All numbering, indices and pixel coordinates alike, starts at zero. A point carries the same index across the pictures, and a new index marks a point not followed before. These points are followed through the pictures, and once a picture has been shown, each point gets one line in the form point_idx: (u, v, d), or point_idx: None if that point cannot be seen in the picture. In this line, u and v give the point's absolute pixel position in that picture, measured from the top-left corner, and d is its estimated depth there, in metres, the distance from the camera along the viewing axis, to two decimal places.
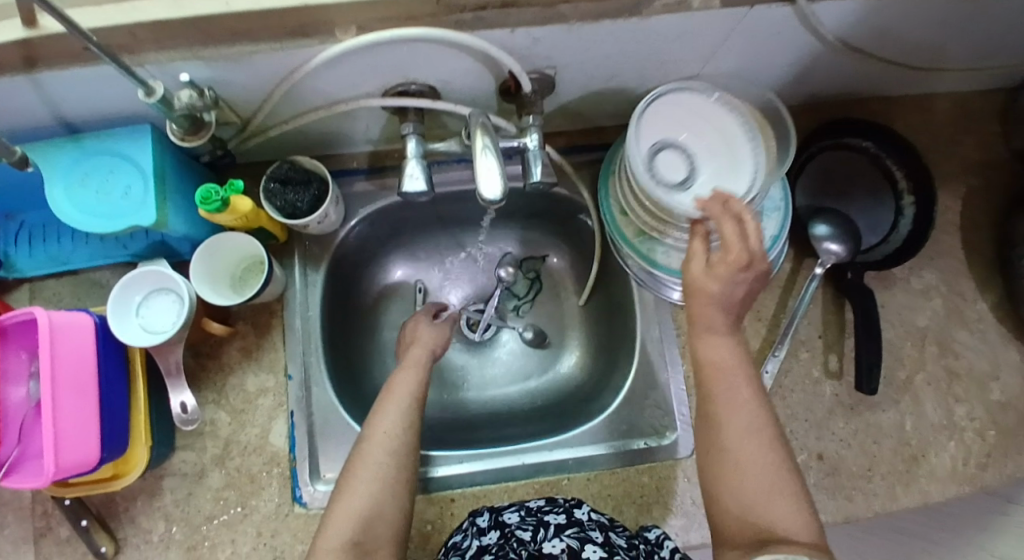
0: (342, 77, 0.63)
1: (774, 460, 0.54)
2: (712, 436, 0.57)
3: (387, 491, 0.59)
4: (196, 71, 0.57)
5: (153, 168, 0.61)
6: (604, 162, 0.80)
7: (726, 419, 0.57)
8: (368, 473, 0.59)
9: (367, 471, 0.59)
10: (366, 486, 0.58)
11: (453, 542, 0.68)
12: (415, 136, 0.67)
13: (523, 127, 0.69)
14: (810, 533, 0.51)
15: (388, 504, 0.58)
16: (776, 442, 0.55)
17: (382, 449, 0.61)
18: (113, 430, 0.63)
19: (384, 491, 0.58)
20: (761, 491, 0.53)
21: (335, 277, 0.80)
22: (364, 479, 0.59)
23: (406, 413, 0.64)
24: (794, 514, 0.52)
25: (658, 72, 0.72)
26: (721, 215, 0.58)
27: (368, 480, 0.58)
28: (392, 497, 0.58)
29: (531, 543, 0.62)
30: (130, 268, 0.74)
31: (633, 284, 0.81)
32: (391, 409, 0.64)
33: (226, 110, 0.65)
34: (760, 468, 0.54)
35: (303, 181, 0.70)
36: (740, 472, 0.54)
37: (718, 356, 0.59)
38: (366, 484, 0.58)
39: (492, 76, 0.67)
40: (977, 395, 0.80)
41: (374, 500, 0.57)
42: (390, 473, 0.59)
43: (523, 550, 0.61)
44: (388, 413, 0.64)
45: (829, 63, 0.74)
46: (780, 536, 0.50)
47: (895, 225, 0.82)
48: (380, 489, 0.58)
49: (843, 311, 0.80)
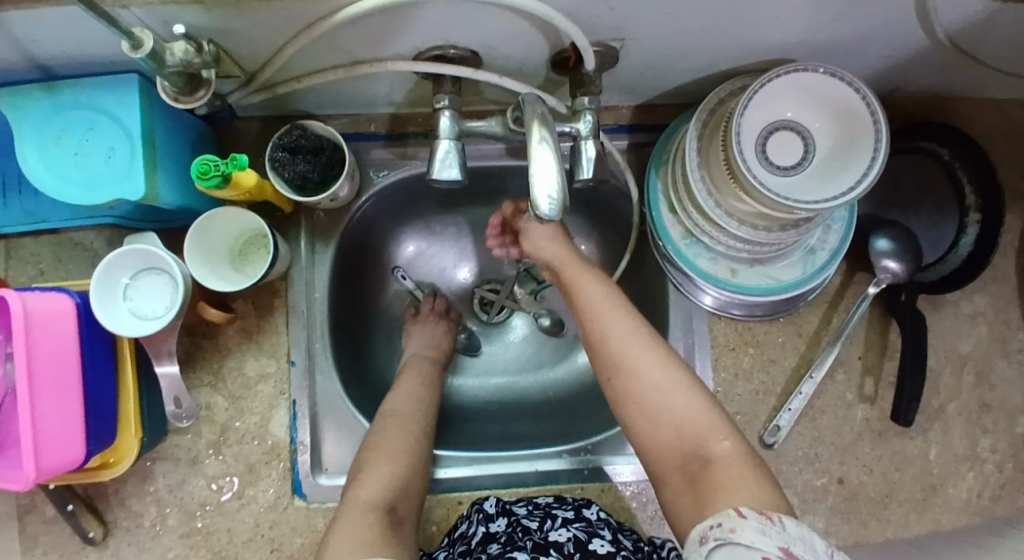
0: (370, 36, 0.52)
1: (678, 395, 0.53)
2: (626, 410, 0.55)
3: (411, 462, 0.58)
4: (193, 19, 0.46)
5: (141, 131, 0.51)
6: (655, 149, 0.72)
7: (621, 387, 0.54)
8: (394, 445, 0.59)
9: (393, 445, 0.59)
10: (395, 456, 0.58)
11: (459, 532, 0.66)
12: (450, 111, 0.57)
13: (575, 109, 0.59)
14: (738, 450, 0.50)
15: (415, 473, 0.58)
16: (675, 380, 0.53)
17: (404, 426, 0.62)
18: (102, 422, 0.57)
19: (410, 462, 0.58)
20: (676, 413, 0.52)
21: (346, 254, 0.73)
22: (393, 449, 0.59)
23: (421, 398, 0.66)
24: (716, 436, 0.51)
25: (734, 55, 0.62)
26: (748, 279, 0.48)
27: (394, 450, 0.58)
28: (415, 470, 0.58)
29: (537, 532, 0.60)
30: (118, 231, 0.66)
31: (670, 285, 0.75)
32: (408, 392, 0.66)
33: (227, 63, 0.54)
34: (665, 393, 0.52)
35: (314, 150, 0.61)
36: (647, 403, 0.53)
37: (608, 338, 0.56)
38: (393, 453, 0.58)
39: (549, 45, 0.56)
40: (1005, 427, 0.77)
41: (404, 469, 0.57)
42: (415, 448, 0.60)
43: (529, 539, 0.59)
44: (405, 395, 0.66)
45: (928, 60, 0.65)
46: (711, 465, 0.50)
47: (956, 242, 0.75)
48: (407, 461, 0.58)
49: (887, 333, 0.75)
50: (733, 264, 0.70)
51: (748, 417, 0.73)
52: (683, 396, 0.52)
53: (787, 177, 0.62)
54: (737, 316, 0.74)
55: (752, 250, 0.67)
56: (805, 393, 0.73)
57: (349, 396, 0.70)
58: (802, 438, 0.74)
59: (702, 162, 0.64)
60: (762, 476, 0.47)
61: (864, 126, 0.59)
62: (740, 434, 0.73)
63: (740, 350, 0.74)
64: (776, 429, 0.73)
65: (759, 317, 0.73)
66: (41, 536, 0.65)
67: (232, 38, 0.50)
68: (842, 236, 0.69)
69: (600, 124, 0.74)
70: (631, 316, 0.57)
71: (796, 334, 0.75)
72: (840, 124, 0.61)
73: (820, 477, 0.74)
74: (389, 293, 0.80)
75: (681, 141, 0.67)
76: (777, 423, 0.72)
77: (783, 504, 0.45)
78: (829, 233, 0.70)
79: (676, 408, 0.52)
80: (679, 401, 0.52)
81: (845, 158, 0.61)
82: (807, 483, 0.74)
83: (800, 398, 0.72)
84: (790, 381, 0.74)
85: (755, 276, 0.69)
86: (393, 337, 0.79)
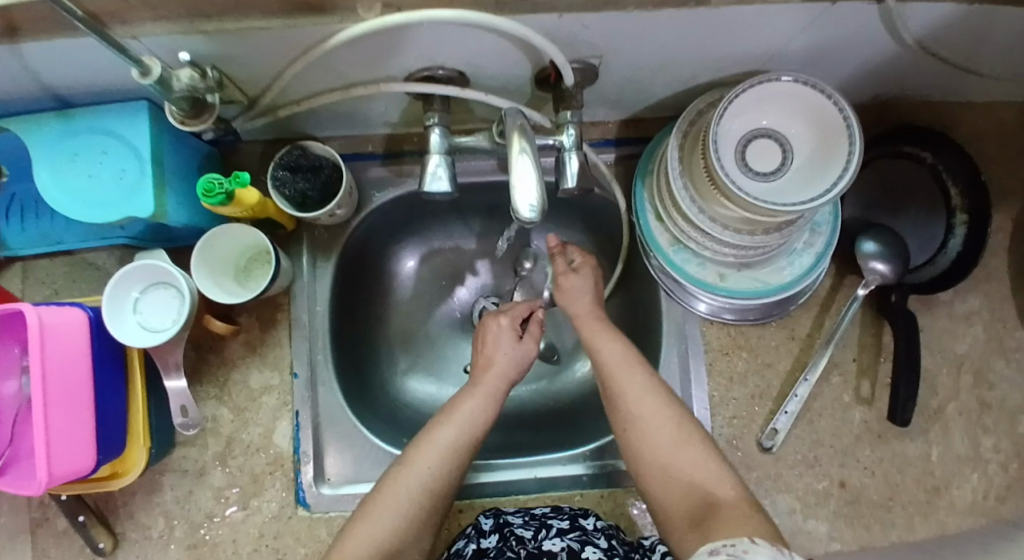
0: (362, 59, 0.56)
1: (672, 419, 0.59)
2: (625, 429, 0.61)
3: (412, 527, 0.54)
4: (197, 47, 0.50)
5: (150, 153, 0.55)
6: (641, 159, 0.74)
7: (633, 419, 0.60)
8: (393, 506, 0.54)
9: (393, 507, 0.54)
10: (392, 522, 0.54)
11: (456, 548, 0.65)
12: (440, 128, 0.61)
13: (559, 122, 0.62)
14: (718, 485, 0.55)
15: (411, 543, 0.54)
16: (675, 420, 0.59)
17: (417, 480, 0.55)
18: (110, 431, 0.59)
19: (409, 529, 0.54)
20: (688, 468, 0.57)
21: (347, 270, 0.75)
22: (390, 514, 0.54)
23: (453, 448, 0.58)
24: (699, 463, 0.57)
25: (711, 67, 0.65)
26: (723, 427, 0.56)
27: (393, 517, 0.54)
28: (415, 538, 0.55)
29: (531, 542, 0.63)
30: (129, 251, 0.69)
31: (661, 293, 0.77)
32: (448, 433, 0.58)
33: (231, 89, 0.58)
34: (675, 446, 0.58)
35: (313, 168, 0.65)
36: (660, 457, 0.58)
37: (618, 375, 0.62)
38: (390, 520, 0.54)
39: (531, 64, 0.60)
40: (1006, 427, 0.76)
41: (396, 537, 0.53)
42: (421, 513, 0.55)
43: (522, 548, 0.62)
44: (444, 434, 0.58)
45: (904, 64, 0.67)
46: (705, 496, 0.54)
47: (944, 244, 0.76)
48: (405, 527, 0.54)
49: (882, 334, 0.76)
50: (722, 269, 0.72)
51: (744, 420, 0.74)
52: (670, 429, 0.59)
53: (767, 182, 0.65)
54: (728, 321, 0.75)
55: (738, 254, 0.69)
56: (801, 396, 0.73)
57: (351, 407, 0.72)
58: (800, 441, 0.74)
59: (685, 170, 0.66)
60: (760, 516, 0.51)
61: (838, 129, 0.61)
62: (738, 437, 0.74)
63: (734, 353, 0.75)
64: (773, 432, 0.73)
65: (751, 321, 0.75)
66: (51, 550, 0.66)
67: (233, 63, 0.54)
68: (829, 238, 0.71)
69: (588, 138, 0.77)
70: (647, 376, 0.62)
71: (790, 337, 0.76)
72: (816, 129, 0.63)
73: (821, 481, 0.74)
74: (387, 307, 0.82)
75: (664, 152, 0.69)
76: (773, 426, 0.73)
77: (773, 533, 0.48)
78: (814, 236, 0.71)
79: (687, 462, 0.57)
80: (689, 455, 0.57)
81: (823, 160, 0.63)
82: (807, 486, 0.74)
83: (795, 401, 0.73)
84: (785, 386, 0.74)
85: (744, 280, 0.71)
86: (395, 350, 0.81)
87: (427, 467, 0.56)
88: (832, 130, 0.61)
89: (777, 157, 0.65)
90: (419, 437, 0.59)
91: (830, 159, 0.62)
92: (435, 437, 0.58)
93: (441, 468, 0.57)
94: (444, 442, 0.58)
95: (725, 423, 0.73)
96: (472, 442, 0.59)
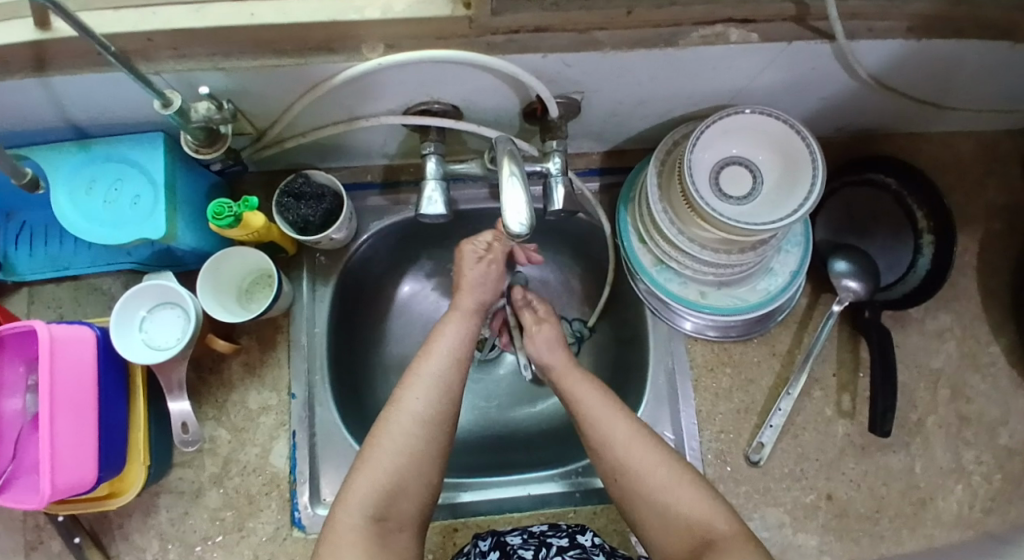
0: (365, 95, 0.60)
1: (661, 458, 0.59)
2: (620, 481, 0.59)
3: (415, 463, 0.56)
4: (214, 82, 0.55)
5: (165, 180, 0.59)
6: (623, 186, 0.79)
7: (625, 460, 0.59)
8: (392, 448, 0.56)
9: (391, 449, 0.56)
10: (390, 462, 0.55)
11: None
12: (436, 156, 0.65)
13: (546, 151, 0.67)
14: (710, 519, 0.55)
15: (415, 480, 0.56)
16: (668, 457, 0.59)
17: (409, 418, 0.57)
18: (112, 448, 0.60)
19: (410, 465, 0.56)
20: (684, 508, 0.56)
21: (346, 294, 0.78)
22: (388, 457, 0.55)
23: (440, 380, 0.59)
24: (694, 501, 0.56)
25: (686, 101, 0.71)
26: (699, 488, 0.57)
27: (393, 456, 0.56)
28: (417, 474, 0.56)
29: None
30: (134, 274, 0.72)
31: (647, 313, 0.80)
32: (425, 378, 0.59)
33: (242, 120, 0.62)
34: (668, 489, 0.57)
35: (317, 196, 0.68)
36: (656, 499, 0.57)
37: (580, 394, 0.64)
38: (391, 461, 0.55)
39: (520, 98, 0.65)
40: (985, 439, 0.79)
41: (400, 476, 0.55)
42: (424, 447, 0.57)
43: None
44: (424, 382, 0.59)
45: (861, 99, 0.73)
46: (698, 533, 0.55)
47: (913, 264, 0.81)
48: (407, 465, 0.56)
49: (858, 349, 0.80)
50: (702, 287, 0.76)
51: (731, 436, 0.76)
52: (661, 471, 0.58)
53: (741, 205, 0.69)
54: (711, 337, 0.79)
55: (716, 273, 0.73)
56: (784, 410, 0.76)
57: (347, 426, 0.74)
58: (786, 456, 0.76)
59: (663, 195, 0.70)
60: (760, 550, 0.52)
61: (802, 158, 0.66)
62: (725, 452, 0.76)
63: (718, 370, 0.78)
64: (759, 446, 0.75)
65: (733, 337, 0.78)
66: None
67: (245, 97, 0.58)
68: (800, 257, 0.75)
69: (573, 167, 0.82)
70: (630, 421, 0.61)
71: (771, 354, 0.79)
72: (782, 156, 0.68)
73: (807, 495, 0.75)
74: (383, 331, 0.84)
75: (643, 181, 0.74)
76: (759, 440, 0.75)
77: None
78: (787, 256, 0.76)
79: (680, 499, 0.56)
80: (683, 493, 0.57)
81: (791, 181, 0.67)
82: (795, 500, 0.75)
83: (779, 414, 0.75)
84: (769, 399, 0.77)
85: (724, 298, 0.75)
86: (390, 374, 0.83)
87: (416, 402, 0.58)
88: (800, 153, 0.66)
89: (748, 183, 0.69)
90: (410, 372, 0.60)
91: (800, 181, 0.66)
92: (422, 373, 0.59)
93: (430, 400, 0.58)
94: (431, 377, 0.59)
95: (712, 438, 0.76)
96: (456, 375, 0.60)
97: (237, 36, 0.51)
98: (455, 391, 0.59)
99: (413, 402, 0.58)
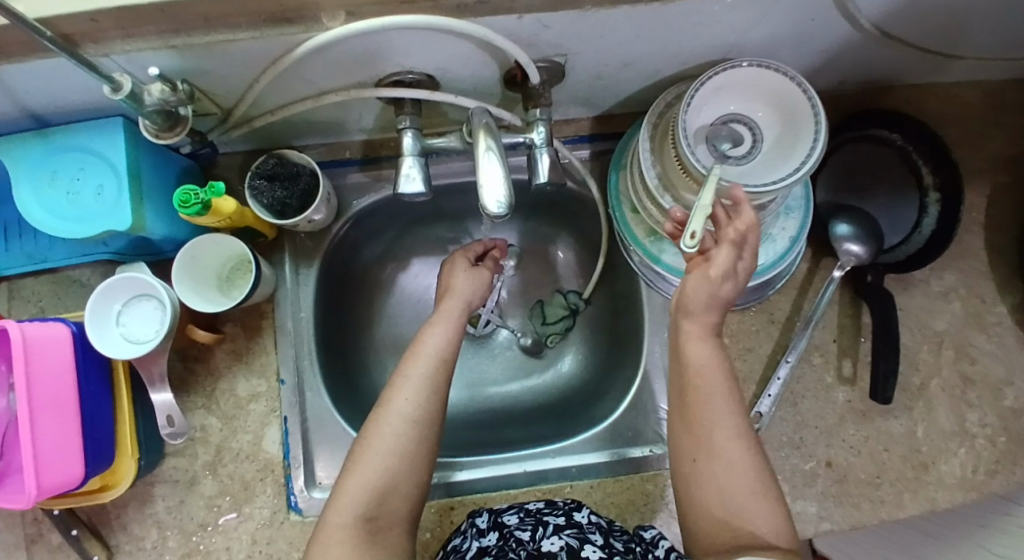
0: (333, 67, 0.57)
1: (754, 464, 0.53)
2: (700, 451, 0.55)
3: (405, 462, 0.56)
4: (166, 62, 0.52)
5: (128, 170, 0.56)
6: (615, 152, 0.76)
7: (714, 449, 0.54)
8: (384, 446, 0.56)
9: (383, 447, 0.56)
10: (381, 462, 0.55)
11: (453, 546, 0.67)
12: (412, 131, 0.62)
13: (529, 120, 0.64)
14: (779, 537, 0.51)
15: (405, 478, 0.56)
16: (759, 463, 0.54)
17: (399, 418, 0.57)
18: (98, 443, 0.60)
19: (401, 464, 0.56)
20: (754, 520, 0.51)
21: (330, 275, 0.76)
22: (380, 455, 0.55)
23: (425, 380, 0.59)
24: (770, 519, 0.52)
25: (676, 59, 0.66)
26: (769, 505, 0.52)
27: (383, 454, 0.55)
28: (409, 472, 0.56)
29: (530, 543, 0.60)
30: (112, 264, 0.70)
31: (641, 284, 0.78)
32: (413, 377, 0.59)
33: (205, 101, 0.59)
34: (749, 495, 0.52)
35: (291, 176, 0.66)
36: (730, 499, 0.52)
37: (700, 358, 0.56)
38: (381, 459, 0.55)
39: (498, 64, 0.61)
40: (989, 400, 0.77)
41: (390, 475, 0.55)
42: (412, 446, 0.56)
43: (522, 550, 0.60)
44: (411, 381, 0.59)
45: (865, 50, 0.68)
46: (759, 542, 0.50)
47: (918, 224, 0.78)
48: (397, 465, 0.55)
49: (860, 314, 0.77)
50: None
51: None
52: (750, 477, 0.53)
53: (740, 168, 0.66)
54: None
55: None
56: (783, 377, 0.74)
57: (340, 410, 0.73)
58: (785, 425, 0.75)
59: (657, 161, 0.67)
60: None
61: (803, 112, 0.63)
62: None
63: None
64: (758, 416, 0.74)
65: (731, 307, 0.75)
66: None
67: (204, 78, 0.55)
68: (800, 222, 0.71)
69: (561, 135, 0.79)
70: (739, 416, 0.55)
71: (770, 321, 0.77)
72: (783, 111, 0.65)
73: (807, 462, 0.74)
74: (373, 310, 0.83)
75: (635, 147, 0.71)
76: (758, 409, 0.74)
77: None
78: (786, 221, 0.72)
79: (754, 514, 0.52)
80: (759, 507, 0.52)
81: (794, 137, 0.64)
82: (794, 468, 0.74)
83: (777, 383, 0.74)
84: (768, 367, 0.75)
85: None
86: (383, 355, 0.82)
87: (405, 401, 0.58)
88: (801, 106, 0.63)
89: (747, 141, 0.65)
90: (395, 376, 0.60)
91: (803, 136, 0.63)
92: (409, 374, 0.59)
93: (418, 400, 0.58)
94: (420, 380, 0.59)
95: None
96: (441, 372, 0.60)
97: (187, 13, 0.47)
98: (441, 392, 0.59)
99: (400, 402, 0.58)
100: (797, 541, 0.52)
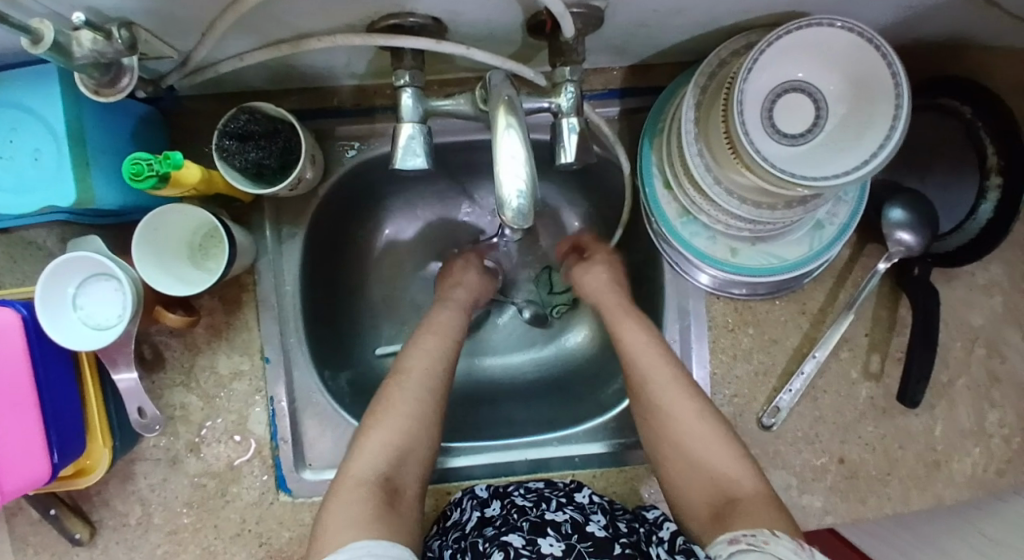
0: (313, 6, 0.45)
1: (701, 409, 0.59)
2: (653, 417, 0.60)
3: (419, 427, 0.57)
4: (98, 2, 0.40)
5: (66, 129, 0.47)
6: (651, 113, 0.65)
7: (667, 409, 0.59)
8: (399, 409, 0.57)
9: (400, 409, 0.57)
10: (399, 424, 0.56)
11: (451, 519, 0.64)
12: (412, 88, 0.51)
13: (556, 81, 0.53)
14: (750, 481, 0.56)
15: (419, 441, 0.57)
16: (706, 408, 0.59)
17: (414, 384, 0.59)
18: (66, 432, 0.54)
19: (417, 427, 0.57)
20: (715, 464, 0.57)
21: (318, 241, 0.68)
22: (397, 417, 0.57)
23: (437, 351, 0.61)
24: (731, 459, 0.57)
25: (735, 9, 0.55)
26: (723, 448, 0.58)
27: (399, 418, 0.56)
28: (423, 435, 0.57)
29: (533, 512, 0.59)
30: (70, 225, 0.61)
31: (664, 264, 0.71)
32: (425, 345, 0.62)
33: (154, 43, 0.47)
34: (705, 441, 0.58)
35: (268, 133, 0.56)
36: (691, 453, 0.58)
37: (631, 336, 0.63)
38: (398, 423, 0.56)
39: (523, 8, 0.49)
40: (1014, 400, 0.73)
41: (405, 438, 0.56)
42: (427, 411, 0.58)
43: (524, 519, 0.58)
44: (423, 349, 0.62)
45: (960, 9, 0.57)
46: (725, 486, 0.56)
47: (974, 210, 0.69)
48: (413, 427, 0.57)
49: (898, 307, 0.72)
50: (734, 243, 0.65)
51: (747, 400, 0.70)
52: (703, 423, 0.59)
53: (796, 146, 0.56)
54: (737, 295, 0.70)
55: (753, 228, 0.62)
56: (807, 372, 0.69)
57: (330, 389, 0.68)
58: (803, 419, 0.71)
59: (701, 133, 0.57)
60: (783, 511, 0.52)
61: (881, 85, 0.52)
62: (738, 416, 0.70)
63: (740, 329, 0.70)
64: (776, 410, 0.70)
65: (761, 295, 0.69)
66: (31, 537, 0.65)
67: (157, 18, 0.44)
68: (854, 208, 0.64)
69: (587, 88, 0.68)
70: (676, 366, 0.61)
71: (801, 311, 0.71)
72: (857, 81, 0.54)
73: (820, 458, 0.72)
74: (366, 275, 0.76)
75: (677, 110, 0.61)
76: (777, 404, 0.69)
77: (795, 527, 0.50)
78: (838, 204, 0.64)
79: (715, 460, 0.57)
80: (718, 452, 0.57)
81: (866, 115, 0.54)
82: (806, 462, 0.71)
83: (801, 378, 0.69)
84: (794, 360, 0.70)
85: (757, 255, 0.64)
86: (376, 324, 0.76)
87: (419, 369, 0.60)
88: (880, 77, 0.52)
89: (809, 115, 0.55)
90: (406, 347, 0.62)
91: (878, 114, 0.53)
92: (421, 341, 0.62)
93: (432, 369, 0.60)
94: (430, 349, 0.62)
95: (726, 402, 0.70)
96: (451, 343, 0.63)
97: None
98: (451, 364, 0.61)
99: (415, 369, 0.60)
100: (766, 478, 0.56)
